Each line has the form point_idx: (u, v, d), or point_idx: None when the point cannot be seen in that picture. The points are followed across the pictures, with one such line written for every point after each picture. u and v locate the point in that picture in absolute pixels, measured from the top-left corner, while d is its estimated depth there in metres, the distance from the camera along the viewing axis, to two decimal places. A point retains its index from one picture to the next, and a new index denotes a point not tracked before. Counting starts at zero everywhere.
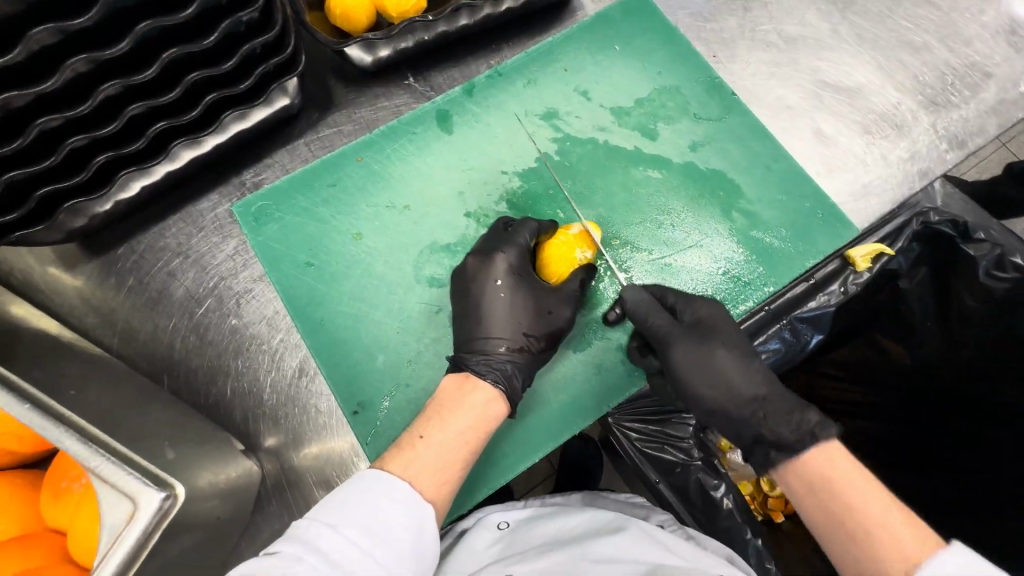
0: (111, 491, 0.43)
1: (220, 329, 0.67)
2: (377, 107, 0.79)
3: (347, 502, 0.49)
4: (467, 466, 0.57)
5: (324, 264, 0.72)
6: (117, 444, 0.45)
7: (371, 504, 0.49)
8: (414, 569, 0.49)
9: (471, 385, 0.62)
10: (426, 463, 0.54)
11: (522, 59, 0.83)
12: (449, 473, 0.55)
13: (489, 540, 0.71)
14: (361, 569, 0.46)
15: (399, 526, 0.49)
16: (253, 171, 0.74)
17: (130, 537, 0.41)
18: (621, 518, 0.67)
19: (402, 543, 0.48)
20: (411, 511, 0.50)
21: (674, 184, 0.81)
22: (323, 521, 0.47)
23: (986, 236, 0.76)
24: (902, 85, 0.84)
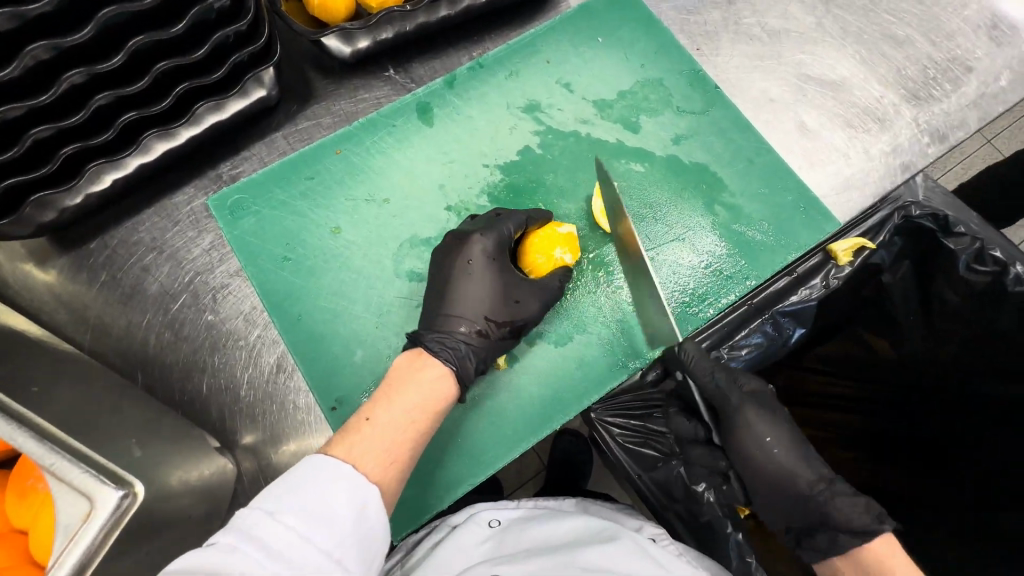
0: (66, 491, 0.45)
1: (196, 324, 0.70)
2: (356, 99, 0.78)
3: (291, 488, 0.48)
4: (414, 444, 0.56)
5: (301, 258, 0.73)
6: (72, 441, 0.46)
7: (311, 487, 0.48)
8: (360, 553, 0.48)
9: (422, 362, 0.61)
10: (370, 443, 0.53)
11: (503, 51, 0.80)
12: (395, 453, 0.54)
13: (479, 537, 0.72)
14: (301, 557, 0.45)
15: (341, 509, 0.48)
16: (230, 164, 0.75)
17: (85, 537, 0.43)
18: (615, 529, 0.69)
19: (343, 526, 0.48)
20: (356, 494, 0.49)
21: (657, 177, 0.76)
22: (263, 509, 0.47)
23: (967, 229, 0.74)
24: (885, 78, 0.83)
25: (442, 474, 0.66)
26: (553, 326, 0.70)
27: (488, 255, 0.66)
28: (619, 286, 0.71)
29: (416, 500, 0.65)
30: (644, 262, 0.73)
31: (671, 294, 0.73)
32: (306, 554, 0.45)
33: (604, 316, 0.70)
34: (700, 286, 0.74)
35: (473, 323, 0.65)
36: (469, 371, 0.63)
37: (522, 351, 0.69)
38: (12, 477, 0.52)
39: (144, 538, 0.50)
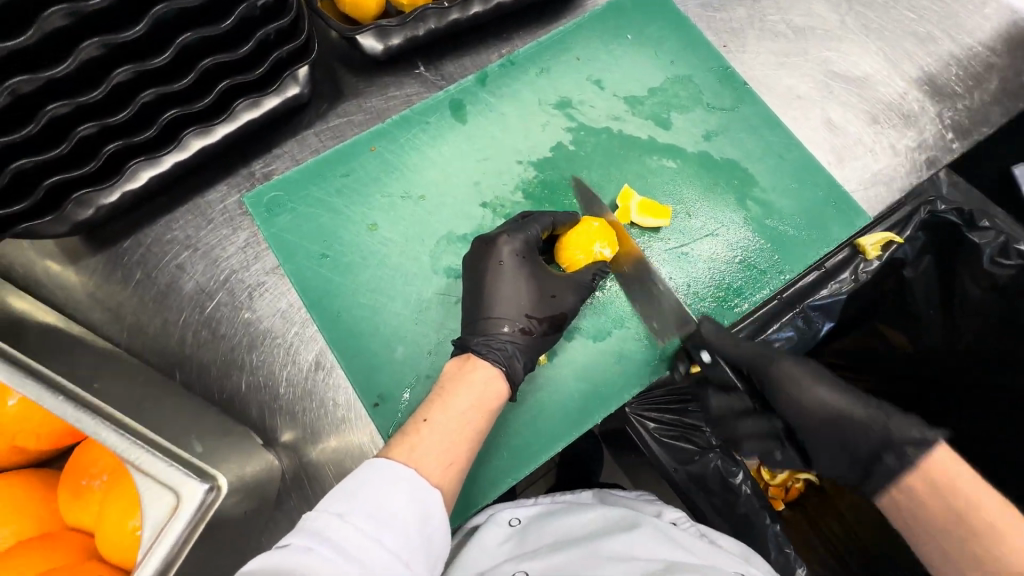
0: (155, 485, 0.47)
1: (233, 322, 0.70)
2: (387, 96, 0.78)
3: (355, 492, 0.49)
4: (471, 446, 0.56)
5: (338, 255, 0.73)
6: (157, 437, 0.49)
7: (377, 490, 0.49)
8: (424, 556, 0.49)
9: (471, 365, 0.61)
10: (428, 448, 0.54)
11: (535, 48, 0.80)
12: (453, 456, 0.55)
13: (500, 537, 0.72)
14: (371, 558, 0.45)
15: (406, 511, 0.49)
16: (263, 162, 0.75)
17: (176, 528, 0.45)
18: (634, 515, 0.69)
19: (409, 527, 0.48)
20: (418, 496, 0.50)
21: (689, 174, 0.77)
22: (332, 511, 0.47)
23: (990, 224, 0.75)
24: (908, 75, 0.84)
25: (486, 469, 0.66)
26: (590, 321, 0.71)
27: (518, 249, 0.66)
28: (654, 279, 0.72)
29: (459, 497, 0.65)
30: (677, 256, 0.74)
31: (705, 289, 0.74)
32: (378, 555, 0.46)
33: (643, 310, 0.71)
34: (733, 281, 0.74)
35: (517, 324, 0.66)
36: (518, 372, 0.63)
37: (561, 345, 0.70)
38: (65, 475, 0.52)
39: (204, 535, 0.50)
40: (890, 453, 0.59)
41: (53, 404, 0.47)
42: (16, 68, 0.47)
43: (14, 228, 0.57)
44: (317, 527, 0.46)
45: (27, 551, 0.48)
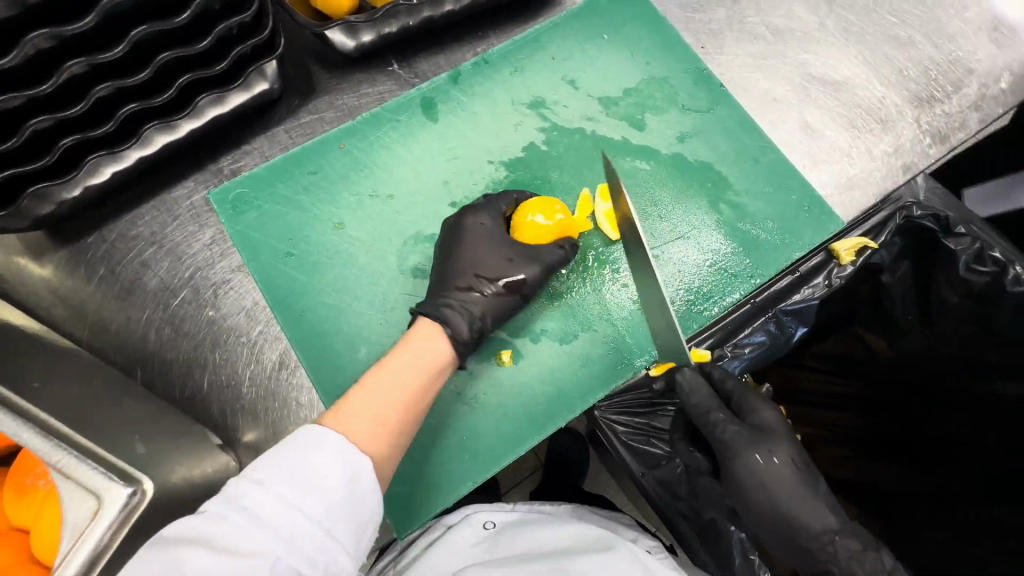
0: (74, 487, 0.46)
1: (197, 320, 0.69)
2: (359, 94, 0.77)
3: (277, 459, 0.48)
4: (409, 413, 0.56)
5: (304, 254, 0.72)
6: (77, 437, 0.48)
7: (302, 460, 0.48)
8: (351, 524, 0.49)
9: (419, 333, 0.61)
10: (360, 413, 0.53)
11: (509, 46, 0.79)
12: (387, 422, 0.54)
13: (472, 539, 0.72)
14: (289, 526, 0.45)
15: (332, 480, 0.48)
16: (231, 158, 0.74)
17: (94, 533, 0.45)
18: (610, 536, 0.69)
19: (334, 494, 0.48)
20: (347, 465, 0.49)
21: (663, 176, 0.76)
22: (252, 479, 0.47)
23: (966, 230, 0.74)
24: (887, 79, 0.84)
25: (448, 472, 0.65)
26: (558, 324, 0.69)
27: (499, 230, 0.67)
28: (623, 281, 0.71)
29: (420, 499, 0.65)
30: None
31: (675, 293, 0.74)
32: (296, 525, 0.46)
33: (614, 314, 0.70)
34: (703, 285, 0.74)
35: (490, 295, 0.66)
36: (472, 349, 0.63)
37: (527, 349, 0.68)
38: (11, 475, 0.51)
39: (146, 535, 0.49)
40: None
41: None
42: None
43: None
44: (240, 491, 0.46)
45: None
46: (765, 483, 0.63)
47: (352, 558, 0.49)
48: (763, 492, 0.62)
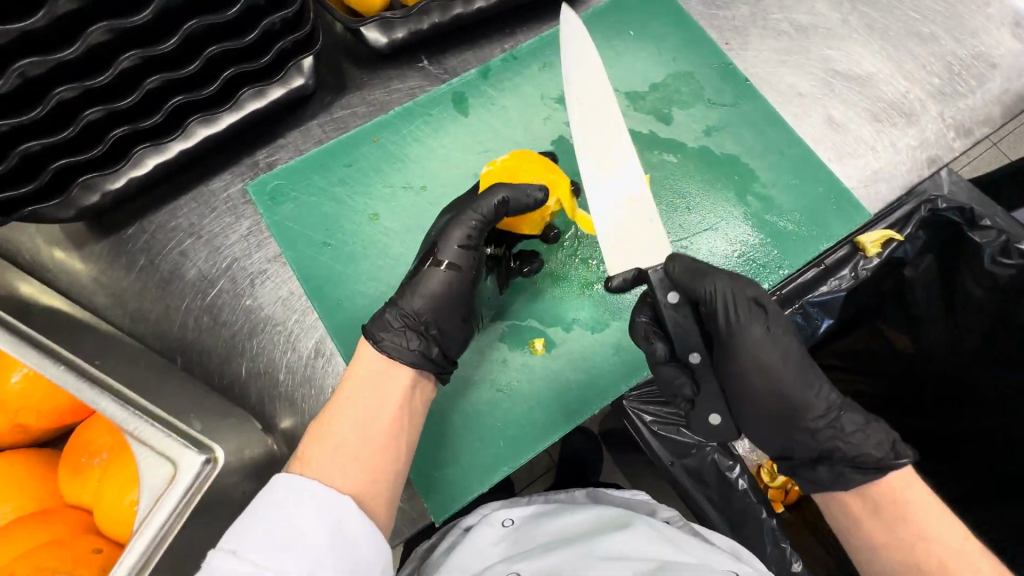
0: (151, 453, 0.51)
1: (234, 309, 0.71)
2: (391, 89, 0.79)
3: (249, 525, 0.47)
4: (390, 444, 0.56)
5: (340, 244, 0.73)
6: (152, 407, 0.53)
7: (279, 520, 0.48)
8: (348, 566, 0.48)
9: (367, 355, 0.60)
10: (333, 451, 0.53)
11: (537, 42, 0.81)
12: (364, 457, 0.54)
13: (494, 538, 0.72)
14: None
15: (315, 530, 0.47)
16: (267, 152, 0.76)
17: (172, 496, 0.49)
18: (627, 515, 0.68)
19: (318, 545, 0.47)
20: (328, 512, 0.49)
21: (690, 169, 0.77)
22: (226, 548, 0.46)
23: (992, 223, 0.75)
24: (910, 73, 0.84)
25: (484, 459, 0.66)
26: (587, 312, 0.70)
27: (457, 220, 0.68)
28: None
29: (455, 486, 0.65)
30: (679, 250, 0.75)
31: None
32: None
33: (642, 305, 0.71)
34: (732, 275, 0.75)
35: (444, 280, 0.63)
36: (429, 349, 0.61)
37: (560, 337, 0.69)
38: (67, 453, 0.56)
39: (197, 512, 0.50)
40: (824, 464, 0.61)
41: (54, 371, 0.52)
42: (26, 51, 0.48)
43: (21, 210, 0.58)
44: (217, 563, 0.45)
45: (30, 525, 0.51)
46: (769, 362, 0.60)
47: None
48: (763, 373, 0.60)
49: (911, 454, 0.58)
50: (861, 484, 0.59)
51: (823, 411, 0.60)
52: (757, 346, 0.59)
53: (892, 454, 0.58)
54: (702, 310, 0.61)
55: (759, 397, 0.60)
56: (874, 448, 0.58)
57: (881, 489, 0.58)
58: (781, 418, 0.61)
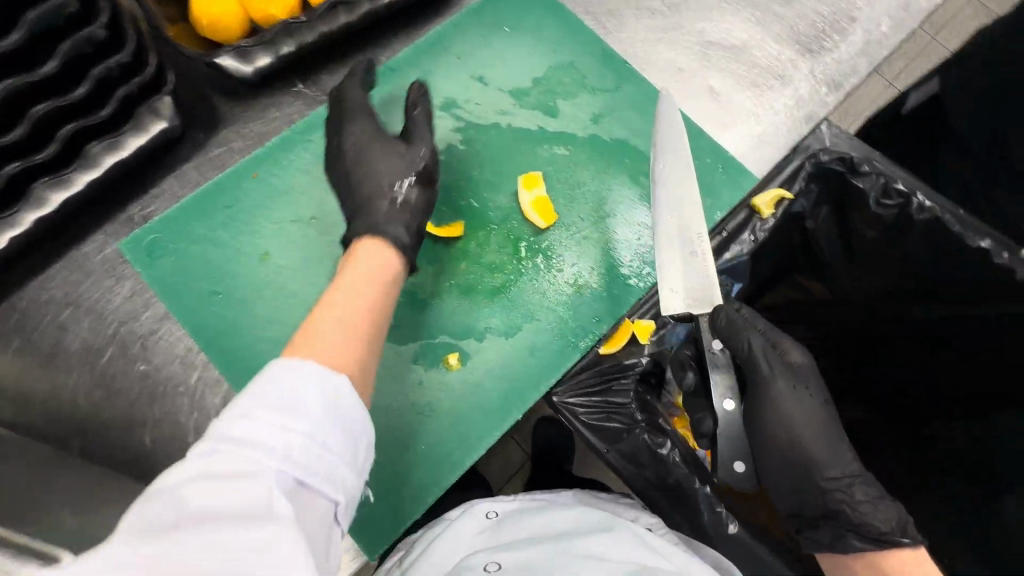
0: None
1: (128, 376, 0.66)
2: (267, 120, 0.76)
3: (252, 391, 0.43)
4: (372, 320, 0.53)
5: (231, 291, 0.69)
6: None
7: (275, 390, 0.43)
8: (346, 432, 0.45)
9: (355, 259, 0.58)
10: (338, 328, 0.50)
11: (412, 51, 0.79)
12: (360, 339, 0.51)
13: (476, 528, 0.70)
14: (284, 446, 0.41)
15: (309, 405, 0.43)
16: (140, 205, 0.72)
17: None
18: (611, 517, 0.69)
19: (318, 410, 0.43)
20: (317, 383, 0.44)
21: (582, 159, 0.77)
22: (236, 416, 0.41)
23: (871, 168, 0.76)
24: (780, 36, 0.88)
25: (414, 485, 0.64)
26: (497, 318, 0.70)
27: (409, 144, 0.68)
28: (558, 269, 0.72)
29: (388, 515, 0.64)
30: (581, 241, 0.74)
31: (614, 272, 0.73)
32: (290, 442, 0.41)
33: (551, 301, 0.71)
34: (639, 260, 0.74)
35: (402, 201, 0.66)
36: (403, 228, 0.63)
37: (474, 348, 0.68)
38: None
39: None
40: (827, 524, 0.68)
41: None
42: None
43: None
44: (220, 439, 0.40)
45: None
46: (790, 425, 0.67)
47: (354, 470, 0.45)
48: (784, 428, 0.67)
49: (916, 535, 0.63)
50: (859, 549, 0.65)
51: (838, 475, 0.67)
52: (786, 401, 0.67)
53: (898, 531, 0.63)
54: (738, 354, 0.68)
55: (777, 450, 0.67)
56: (880, 520, 0.64)
57: (890, 561, 0.63)
58: (797, 472, 0.68)
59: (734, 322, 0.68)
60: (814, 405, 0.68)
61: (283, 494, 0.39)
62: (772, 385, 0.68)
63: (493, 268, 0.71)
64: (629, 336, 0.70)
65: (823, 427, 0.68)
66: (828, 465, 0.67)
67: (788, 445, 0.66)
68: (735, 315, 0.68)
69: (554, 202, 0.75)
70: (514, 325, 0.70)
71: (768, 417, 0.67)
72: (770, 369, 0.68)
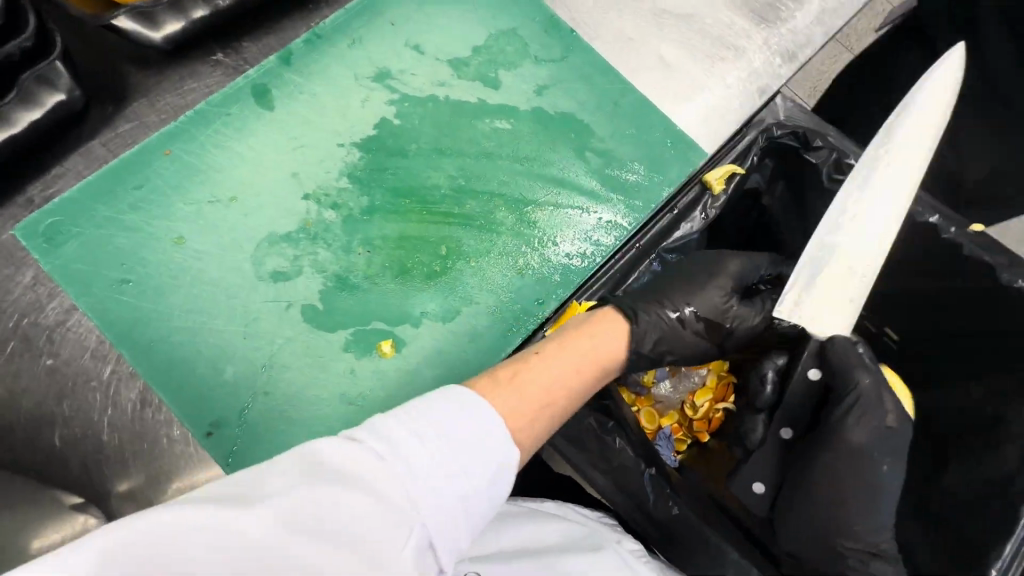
0: None
1: (31, 373, 0.61)
2: (182, 91, 0.69)
3: (428, 411, 0.41)
4: (562, 382, 0.53)
5: (144, 278, 0.64)
6: None
7: (439, 422, 0.40)
8: (486, 502, 0.41)
9: (605, 321, 0.61)
10: (519, 387, 0.50)
11: (342, 16, 0.73)
12: (541, 404, 0.50)
13: None
14: (429, 487, 0.37)
15: (475, 449, 0.41)
16: (41, 185, 0.65)
17: None
18: (596, 534, 0.63)
19: (477, 469, 0.40)
20: (488, 431, 0.42)
21: (525, 134, 0.73)
22: (401, 422, 0.39)
23: (823, 142, 0.74)
24: (733, 5, 0.84)
25: None
26: (432, 303, 0.66)
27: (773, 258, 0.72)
28: (498, 250, 0.69)
29: None
30: (523, 221, 0.70)
31: (559, 252, 0.70)
32: (435, 485, 0.38)
33: (490, 283, 0.68)
34: (584, 239, 0.71)
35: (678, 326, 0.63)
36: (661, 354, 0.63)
37: (409, 334, 0.65)
38: None
39: None
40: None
41: None
42: None
43: None
44: (371, 429, 0.38)
45: None
46: (841, 479, 0.60)
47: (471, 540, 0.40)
48: (831, 483, 0.60)
49: None
50: None
51: (860, 543, 0.60)
52: (852, 455, 0.59)
53: None
54: (837, 392, 0.62)
55: (813, 498, 0.61)
56: None
57: None
58: (820, 532, 0.61)
59: (841, 354, 0.62)
60: (884, 476, 0.59)
61: (413, 547, 0.35)
62: (852, 438, 0.60)
63: (426, 250, 0.67)
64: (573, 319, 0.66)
65: (887, 499, 0.59)
66: (864, 528, 0.59)
67: (829, 499, 0.60)
68: (852, 355, 0.62)
69: (494, 180, 0.71)
70: (449, 309, 0.66)
71: (829, 464, 0.60)
72: (849, 414, 0.60)
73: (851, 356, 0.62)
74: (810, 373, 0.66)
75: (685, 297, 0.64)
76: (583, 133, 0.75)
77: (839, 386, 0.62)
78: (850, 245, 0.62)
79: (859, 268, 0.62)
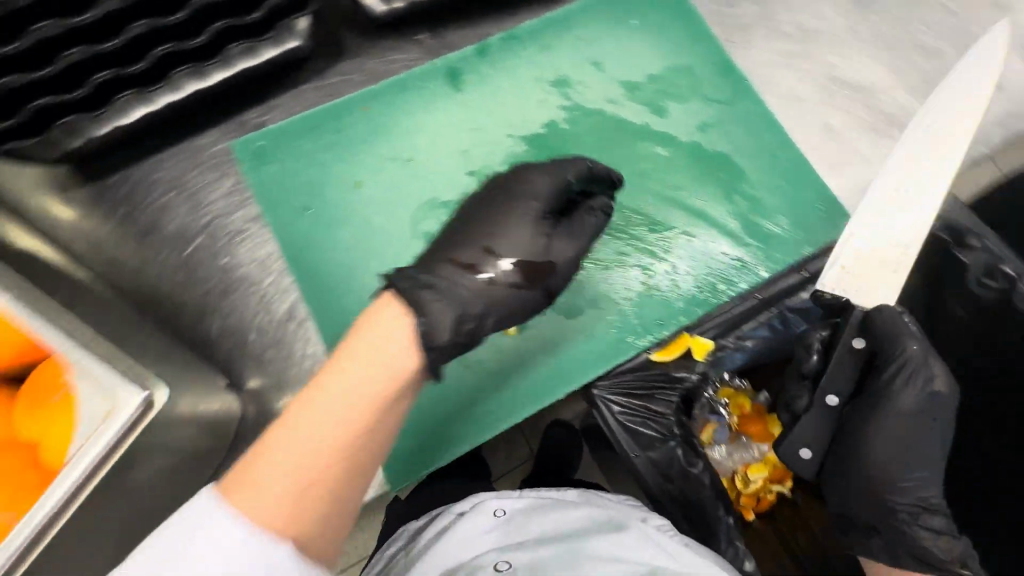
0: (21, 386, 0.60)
1: (210, 266, 0.70)
2: (386, 60, 0.78)
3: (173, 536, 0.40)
4: (358, 435, 0.44)
5: (321, 209, 0.72)
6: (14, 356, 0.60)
7: (201, 536, 0.40)
8: None
9: (382, 315, 0.48)
10: (293, 458, 0.42)
11: (538, 24, 0.80)
12: (336, 462, 0.43)
13: (483, 526, 0.64)
14: None
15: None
16: (257, 112, 0.75)
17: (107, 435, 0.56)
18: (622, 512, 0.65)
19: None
20: (242, 532, 0.40)
21: (680, 164, 0.76)
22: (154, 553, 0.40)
23: (982, 244, 0.68)
24: (912, 87, 0.83)
25: (443, 432, 0.67)
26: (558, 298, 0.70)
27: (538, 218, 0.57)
28: (631, 265, 0.72)
29: (409, 457, 0.67)
30: (661, 243, 0.73)
31: (688, 281, 0.72)
32: None
33: (616, 294, 0.71)
34: (714, 276, 0.73)
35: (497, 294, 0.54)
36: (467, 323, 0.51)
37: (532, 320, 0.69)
38: (22, 390, 0.59)
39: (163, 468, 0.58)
40: (878, 538, 0.67)
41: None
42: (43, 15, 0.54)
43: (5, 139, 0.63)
44: (170, 526, 0.41)
45: None
46: (892, 442, 0.63)
47: None
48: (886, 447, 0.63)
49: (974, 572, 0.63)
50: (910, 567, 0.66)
51: (911, 500, 0.64)
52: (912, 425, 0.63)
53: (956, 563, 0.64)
54: (885, 358, 0.64)
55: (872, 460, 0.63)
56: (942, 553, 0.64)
57: None
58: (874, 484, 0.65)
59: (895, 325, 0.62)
60: (932, 439, 0.64)
61: None
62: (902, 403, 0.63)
63: None
64: (684, 348, 0.68)
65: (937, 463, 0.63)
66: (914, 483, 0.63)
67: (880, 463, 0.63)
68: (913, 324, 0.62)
69: (642, 199, 0.74)
70: (574, 308, 0.70)
71: (883, 423, 0.63)
72: (898, 380, 0.63)
73: (901, 327, 0.62)
74: (857, 344, 0.65)
75: (488, 243, 0.56)
76: (737, 176, 0.77)
77: (891, 349, 0.63)
78: (900, 221, 0.61)
79: (909, 246, 0.61)
